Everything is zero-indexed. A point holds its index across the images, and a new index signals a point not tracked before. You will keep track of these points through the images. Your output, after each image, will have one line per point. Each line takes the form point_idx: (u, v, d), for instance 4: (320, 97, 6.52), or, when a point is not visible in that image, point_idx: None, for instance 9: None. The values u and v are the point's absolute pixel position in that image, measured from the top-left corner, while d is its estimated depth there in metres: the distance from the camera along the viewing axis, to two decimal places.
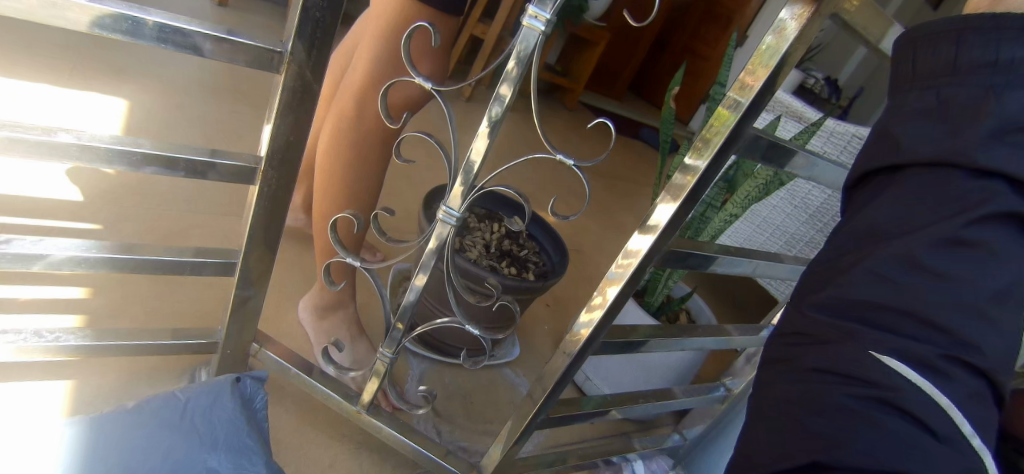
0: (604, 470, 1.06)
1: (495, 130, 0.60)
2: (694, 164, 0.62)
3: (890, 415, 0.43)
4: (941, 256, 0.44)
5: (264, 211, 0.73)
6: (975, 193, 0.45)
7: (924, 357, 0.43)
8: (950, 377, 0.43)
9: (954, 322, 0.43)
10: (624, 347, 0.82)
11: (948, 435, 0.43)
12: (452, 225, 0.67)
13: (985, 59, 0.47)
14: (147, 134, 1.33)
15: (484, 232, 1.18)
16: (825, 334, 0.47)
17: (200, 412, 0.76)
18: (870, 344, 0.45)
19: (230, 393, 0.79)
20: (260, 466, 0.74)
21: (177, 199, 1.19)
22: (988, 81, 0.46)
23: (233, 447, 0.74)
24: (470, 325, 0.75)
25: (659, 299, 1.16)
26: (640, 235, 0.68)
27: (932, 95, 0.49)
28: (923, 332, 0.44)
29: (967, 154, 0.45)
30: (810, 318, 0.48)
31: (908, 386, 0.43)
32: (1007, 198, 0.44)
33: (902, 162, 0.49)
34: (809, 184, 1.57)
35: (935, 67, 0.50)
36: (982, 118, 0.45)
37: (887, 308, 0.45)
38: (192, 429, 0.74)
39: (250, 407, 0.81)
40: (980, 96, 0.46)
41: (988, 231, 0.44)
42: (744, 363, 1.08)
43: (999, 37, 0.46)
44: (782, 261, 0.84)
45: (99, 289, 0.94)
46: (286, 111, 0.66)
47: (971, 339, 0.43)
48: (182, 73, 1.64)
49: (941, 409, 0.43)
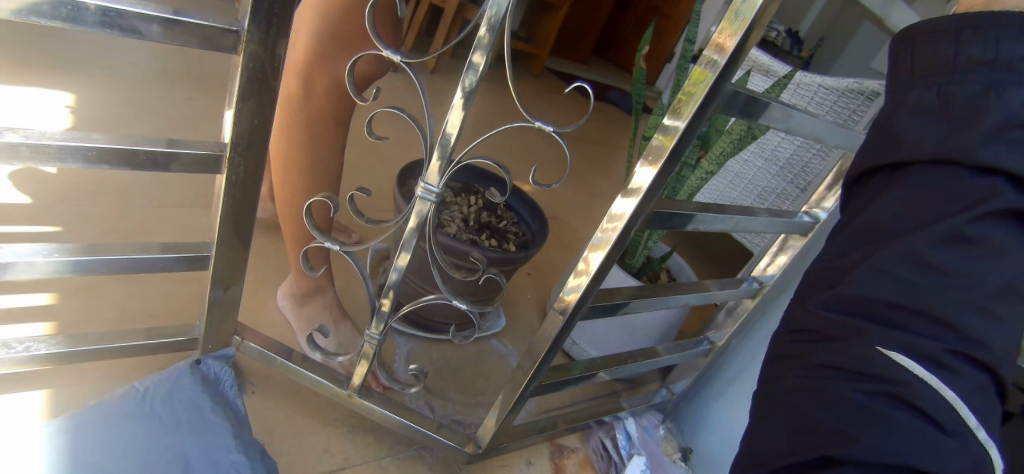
0: (597, 430, 1.08)
1: (469, 100, 0.58)
2: (673, 125, 0.62)
3: (899, 409, 0.44)
4: (942, 253, 0.45)
5: (234, 200, 0.70)
6: (979, 189, 0.45)
7: (931, 352, 0.44)
8: (957, 372, 0.44)
9: (961, 319, 0.44)
10: (608, 310, 0.82)
11: (956, 428, 0.43)
12: (432, 202, 0.65)
13: (984, 57, 0.48)
14: (99, 128, 1.27)
15: (461, 206, 1.17)
16: (836, 332, 0.49)
17: (162, 397, 0.75)
18: (878, 340, 0.46)
19: (190, 375, 0.79)
20: (230, 440, 0.74)
21: (139, 194, 1.14)
22: (989, 79, 0.47)
23: (199, 426, 0.74)
24: (457, 300, 0.74)
25: (640, 260, 1.17)
26: (623, 199, 0.68)
27: (933, 92, 0.50)
28: (931, 329, 0.45)
29: (968, 151, 0.46)
30: (817, 315, 0.51)
31: (915, 380, 0.44)
32: (1008, 196, 0.45)
33: (906, 159, 0.50)
34: (779, 135, 1.60)
35: (936, 65, 0.51)
36: (983, 118, 0.46)
37: (893, 306, 0.46)
38: (157, 413, 0.73)
39: (215, 386, 0.80)
40: (980, 93, 0.47)
41: (990, 228, 0.45)
42: (725, 316, 1.06)
43: (999, 34, 0.47)
44: (759, 214, 0.84)
45: (66, 295, 0.90)
46: (249, 97, 0.63)
47: (976, 336, 0.44)
48: (129, 63, 1.55)
49: (946, 402, 0.43)
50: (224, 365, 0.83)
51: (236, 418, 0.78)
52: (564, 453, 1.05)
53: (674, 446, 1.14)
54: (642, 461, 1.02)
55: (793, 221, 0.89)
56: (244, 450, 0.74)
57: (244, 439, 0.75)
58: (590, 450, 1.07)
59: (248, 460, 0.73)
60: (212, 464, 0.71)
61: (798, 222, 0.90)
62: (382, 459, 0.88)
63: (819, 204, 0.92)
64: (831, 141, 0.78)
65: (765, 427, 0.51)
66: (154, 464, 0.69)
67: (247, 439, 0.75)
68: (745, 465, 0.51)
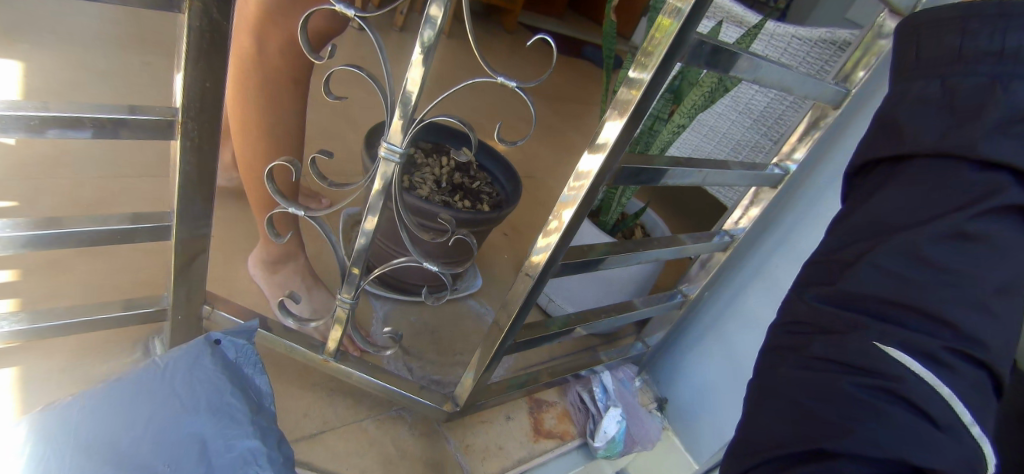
0: (574, 384, 1.10)
1: (428, 56, 0.56)
2: (638, 77, 0.61)
3: (894, 404, 0.44)
4: (943, 249, 0.48)
5: (190, 167, 0.68)
6: (979, 184, 0.49)
7: (928, 349, 0.45)
8: (953, 368, 0.45)
9: (960, 317, 0.46)
10: (581, 266, 0.82)
11: (949, 424, 0.43)
12: (396, 163, 0.64)
13: (992, 48, 0.52)
14: (52, 96, 1.21)
15: (433, 167, 1.15)
16: (836, 327, 0.50)
17: (181, 378, 0.66)
18: (876, 336, 0.47)
19: (211, 355, 0.70)
20: (246, 425, 0.66)
21: (100, 164, 1.10)
22: (995, 71, 0.51)
23: (215, 408, 0.65)
24: (428, 261, 0.73)
25: (614, 216, 1.17)
26: (590, 155, 0.67)
27: (936, 84, 0.55)
28: (930, 327, 0.46)
29: (972, 146, 0.49)
30: (814, 308, 0.53)
31: (911, 376, 0.44)
32: (1011, 190, 0.47)
33: (905, 152, 0.54)
34: (753, 88, 1.60)
35: (945, 54, 0.55)
36: (989, 111, 0.50)
37: (891, 302, 0.48)
38: (171, 393, 0.64)
39: (235, 370, 0.71)
40: (987, 85, 0.51)
41: (989, 223, 0.48)
42: (698, 268, 1.06)
43: (1006, 24, 0.51)
44: (730, 168, 0.84)
45: (28, 271, 0.88)
46: (197, 57, 0.60)
47: (975, 334, 0.46)
48: (81, 28, 1.48)
49: (942, 398, 0.44)
50: (246, 344, 0.74)
51: (255, 405, 0.69)
52: (542, 407, 1.07)
53: (651, 397, 1.20)
54: (617, 412, 1.05)
55: (763, 174, 0.89)
56: (260, 436, 0.66)
57: (261, 425, 0.67)
58: (568, 404, 1.09)
59: (265, 446, 0.65)
60: (228, 449, 0.63)
61: (771, 175, 0.91)
62: (362, 421, 0.89)
63: (790, 155, 0.92)
64: (801, 92, 0.78)
65: (761, 416, 0.51)
66: (170, 446, 0.61)
67: (263, 425, 0.68)
68: (738, 453, 0.51)
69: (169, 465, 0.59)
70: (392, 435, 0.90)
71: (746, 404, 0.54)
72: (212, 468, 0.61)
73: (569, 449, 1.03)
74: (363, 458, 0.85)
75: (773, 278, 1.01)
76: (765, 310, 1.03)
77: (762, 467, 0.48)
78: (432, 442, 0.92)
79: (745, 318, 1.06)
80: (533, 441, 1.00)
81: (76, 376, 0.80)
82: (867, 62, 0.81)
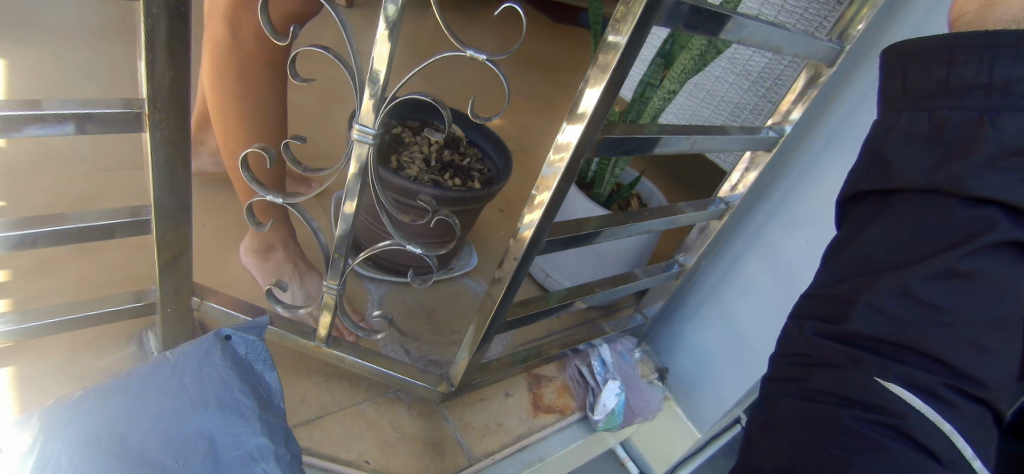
0: (573, 359, 1.10)
1: (394, 32, 0.54)
2: (615, 40, 0.58)
3: (893, 438, 0.47)
4: (937, 289, 0.48)
5: (164, 160, 0.67)
6: (972, 222, 0.48)
7: (928, 385, 0.47)
8: (954, 405, 0.46)
9: (957, 357, 0.47)
10: (571, 240, 0.81)
11: (951, 459, 0.45)
12: (370, 145, 0.62)
13: (979, 79, 0.50)
14: (33, 91, 1.20)
15: (421, 145, 1.13)
16: (835, 359, 0.51)
17: (190, 373, 0.65)
18: (875, 371, 0.48)
19: (221, 349, 0.69)
20: (255, 422, 0.64)
21: (85, 159, 1.10)
22: (983, 105, 0.50)
23: (224, 404, 0.64)
24: (412, 244, 0.72)
25: (608, 188, 1.15)
26: (569, 126, 0.65)
27: (924, 117, 0.54)
28: (928, 364, 0.47)
29: (962, 181, 0.49)
30: (813, 342, 0.53)
31: (911, 412, 0.46)
32: (1005, 227, 0.47)
33: (896, 185, 0.54)
34: (750, 49, 1.55)
35: (927, 84, 0.54)
36: (978, 148, 0.49)
37: (890, 342, 0.49)
38: (182, 389, 0.63)
39: (245, 365, 0.70)
40: (975, 120, 0.50)
41: (979, 261, 0.48)
42: (697, 234, 1.03)
43: (994, 56, 0.49)
44: (722, 133, 0.81)
45: (18, 272, 0.88)
46: (158, 47, 0.59)
47: (972, 373, 0.47)
48: (60, 20, 1.46)
49: (943, 433, 0.46)
50: (257, 339, 0.73)
51: (262, 400, 0.68)
52: (541, 382, 1.07)
53: (651, 368, 1.18)
54: (617, 385, 1.06)
55: (757, 137, 0.86)
56: (268, 433, 0.64)
57: (268, 422, 0.66)
58: (567, 378, 1.09)
59: (273, 444, 0.64)
60: (236, 444, 0.62)
61: (763, 138, 0.87)
62: (359, 404, 0.90)
63: (786, 116, 0.88)
64: (792, 51, 0.74)
65: (766, 440, 0.54)
66: (177, 441, 0.59)
67: (271, 421, 0.66)
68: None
69: (178, 461, 0.58)
70: (390, 417, 0.90)
71: (749, 426, 0.57)
72: (219, 465, 0.59)
73: (568, 422, 1.03)
74: (362, 441, 0.85)
75: (770, 245, 0.99)
76: (763, 279, 1.01)
77: None
78: (432, 422, 0.92)
79: (743, 285, 1.04)
80: (532, 417, 1.00)
81: (70, 373, 0.80)
82: (864, 15, 0.77)
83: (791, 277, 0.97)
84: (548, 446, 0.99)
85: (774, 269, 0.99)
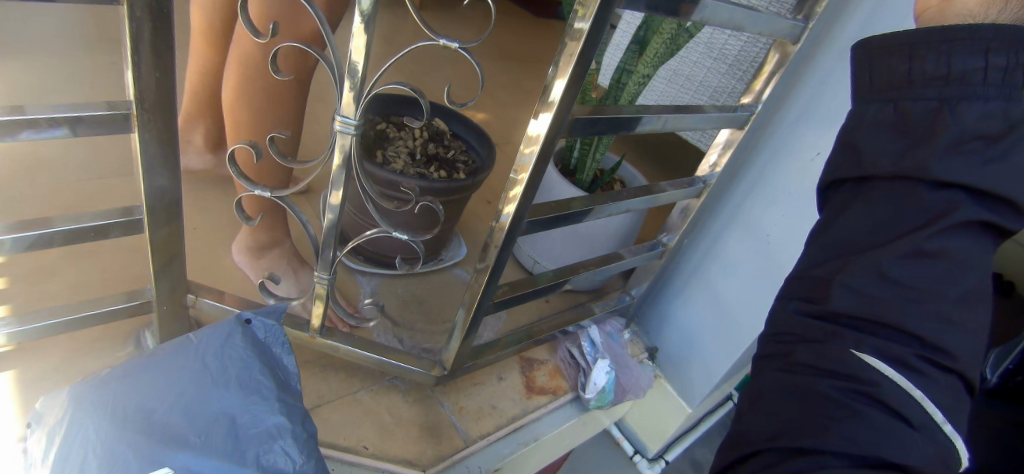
0: (564, 341, 1.13)
1: (370, 24, 0.57)
2: (579, 27, 0.61)
3: (870, 405, 0.49)
4: (905, 266, 0.51)
5: (155, 161, 0.69)
6: (937, 204, 0.52)
7: (900, 355, 0.49)
8: (925, 374, 0.49)
9: (926, 329, 0.50)
10: (553, 221, 0.83)
11: (922, 423, 0.47)
12: (352, 136, 0.64)
13: (938, 72, 0.54)
14: (18, 99, 1.21)
15: (406, 139, 1.15)
16: (816, 335, 0.54)
17: (213, 354, 0.66)
18: (852, 344, 0.51)
19: (242, 331, 0.69)
20: (274, 402, 0.65)
21: (73, 165, 1.11)
22: (942, 95, 0.54)
23: (245, 384, 0.65)
24: (398, 230, 0.74)
25: (589, 174, 1.17)
26: (541, 116, 0.67)
27: (889, 108, 0.57)
28: (898, 337, 0.51)
29: (926, 167, 0.52)
30: (796, 320, 0.56)
31: (886, 381, 0.48)
32: (968, 207, 0.51)
33: (867, 174, 0.57)
34: (726, 33, 1.58)
35: (897, 79, 0.57)
36: (941, 133, 0.52)
37: (864, 318, 0.52)
38: (203, 369, 0.64)
39: (263, 348, 0.70)
40: (935, 109, 0.54)
41: (946, 241, 0.51)
42: (679, 215, 1.05)
43: (951, 48, 0.52)
44: (695, 112, 0.84)
45: (14, 278, 0.89)
46: (145, 49, 0.60)
47: (940, 343, 0.50)
48: (41, 29, 1.47)
49: (914, 400, 0.48)
50: (276, 324, 0.72)
51: (281, 382, 0.68)
52: (533, 366, 1.09)
53: (641, 348, 1.22)
54: (606, 364, 1.08)
55: (729, 116, 0.89)
56: (286, 412, 0.65)
57: (286, 402, 0.66)
58: (558, 361, 1.12)
59: (292, 423, 0.64)
60: (256, 424, 0.62)
61: (736, 116, 0.90)
62: (355, 393, 0.92)
63: (758, 95, 0.91)
64: (757, 30, 0.77)
65: (750, 413, 0.55)
66: (200, 419, 0.61)
67: (290, 402, 0.66)
68: (729, 446, 0.55)
69: (200, 438, 0.59)
70: (387, 403, 0.93)
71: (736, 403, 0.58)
72: (240, 442, 0.60)
73: (562, 403, 1.06)
74: (361, 428, 0.87)
75: (749, 221, 1.02)
76: (745, 254, 1.04)
77: (757, 456, 0.52)
78: (427, 407, 0.95)
79: (725, 262, 1.07)
80: (526, 399, 1.03)
81: (69, 373, 0.81)
82: None
83: (770, 251, 1.00)
84: (542, 426, 1.01)
85: (754, 245, 1.02)
